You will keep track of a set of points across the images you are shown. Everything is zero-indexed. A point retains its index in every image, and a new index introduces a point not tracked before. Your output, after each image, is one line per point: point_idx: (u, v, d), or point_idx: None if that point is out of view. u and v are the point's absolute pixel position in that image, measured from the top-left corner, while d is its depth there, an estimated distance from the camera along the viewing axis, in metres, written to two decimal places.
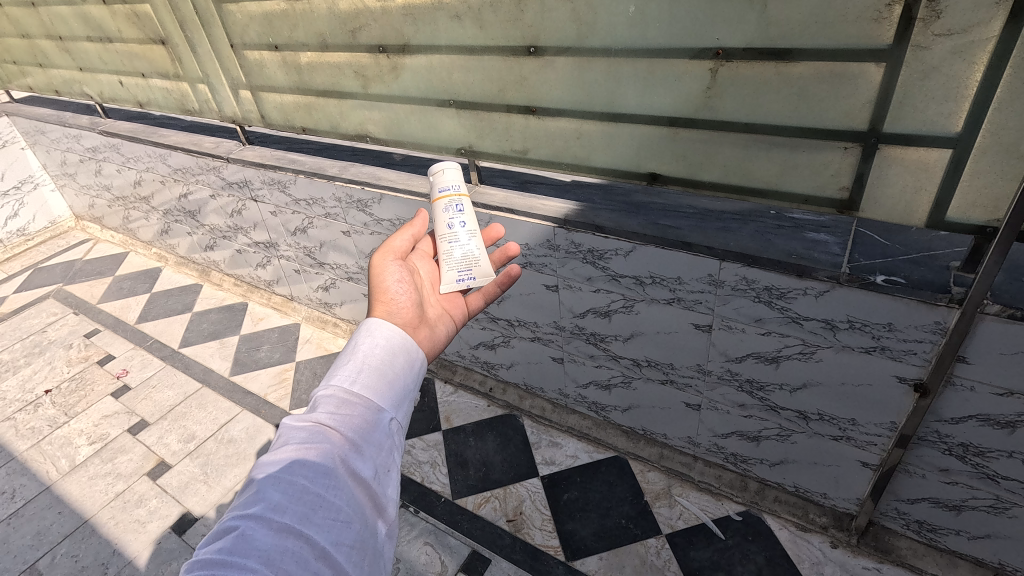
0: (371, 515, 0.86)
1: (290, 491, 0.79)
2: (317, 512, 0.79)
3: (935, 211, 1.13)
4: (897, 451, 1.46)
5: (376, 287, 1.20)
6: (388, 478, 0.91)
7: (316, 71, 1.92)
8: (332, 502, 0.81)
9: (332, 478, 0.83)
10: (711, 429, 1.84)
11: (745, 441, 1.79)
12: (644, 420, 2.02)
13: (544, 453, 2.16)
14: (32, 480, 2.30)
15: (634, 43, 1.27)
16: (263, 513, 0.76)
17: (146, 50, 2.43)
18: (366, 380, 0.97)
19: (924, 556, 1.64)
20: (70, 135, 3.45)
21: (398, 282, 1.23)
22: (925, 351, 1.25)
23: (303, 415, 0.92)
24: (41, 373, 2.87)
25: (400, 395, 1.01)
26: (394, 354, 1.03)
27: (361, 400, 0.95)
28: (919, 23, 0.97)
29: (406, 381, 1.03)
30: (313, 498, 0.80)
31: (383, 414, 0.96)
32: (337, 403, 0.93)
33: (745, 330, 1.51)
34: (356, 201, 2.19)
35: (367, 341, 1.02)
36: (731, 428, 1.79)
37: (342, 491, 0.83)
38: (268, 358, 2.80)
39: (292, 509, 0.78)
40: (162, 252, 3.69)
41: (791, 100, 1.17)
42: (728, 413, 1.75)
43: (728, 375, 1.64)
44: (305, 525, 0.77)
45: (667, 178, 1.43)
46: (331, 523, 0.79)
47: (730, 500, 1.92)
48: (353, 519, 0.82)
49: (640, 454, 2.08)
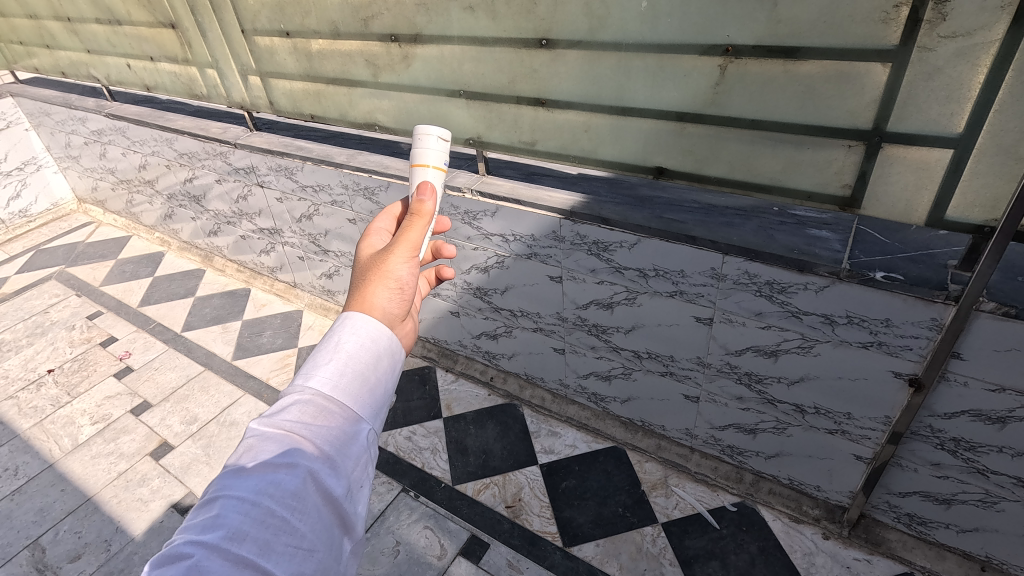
0: (337, 535, 0.82)
1: (253, 515, 0.74)
2: (280, 539, 0.75)
3: (934, 209, 1.16)
4: (1002, 475, 1.36)
5: (374, 266, 1.02)
6: (360, 495, 0.87)
7: (280, 56, 2.06)
8: (298, 528, 0.77)
9: (300, 501, 0.78)
10: (886, 487, 1.61)
11: (931, 503, 1.55)
12: (794, 470, 1.78)
13: (660, 502, 1.94)
14: (35, 457, 2.31)
15: (645, 37, 1.29)
16: (221, 541, 0.72)
17: (156, 33, 2.43)
18: (347, 386, 0.90)
19: (913, 549, 1.67)
20: (75, 117, 3.46)
21: (407, 268, 1.05)
22: (921, 347, 1.27)
23: (274, 420, 0.85)
24: (44, 353, 2.88)
25: (379, 401, 0.94)
26: (379, 357, 0.95)
27: (340, 410, 0.88)
28: (924, 25, 0.99)
29: (388, 385, 0.96)
30: (277, 522, 0.76)
31: (362, 425, 0.90)
32: (314, 410, 0.87)
33: (968, 384, 1.27)
34: (463, 212, 1.94)
35: (349, 337, 0.93)
36: (914, 488, 1.55)
37: (309, 516, 0.78)
38: (271, 344, 2.81)
39: (253, 537, 0.73)
40: (164, 237, 3.70)
41: (797, 98, 1.19)
42: (915, 472, 1.52)
43: (926, 432, 1.41)
44: (266, 556, 0.73)
45: (673, 173, 1.46)
46: (293, 552, 0.75)
47: (809, 524, 1.81)
48: (317, 548, 0.78)
49: (758, 498, 1.89)
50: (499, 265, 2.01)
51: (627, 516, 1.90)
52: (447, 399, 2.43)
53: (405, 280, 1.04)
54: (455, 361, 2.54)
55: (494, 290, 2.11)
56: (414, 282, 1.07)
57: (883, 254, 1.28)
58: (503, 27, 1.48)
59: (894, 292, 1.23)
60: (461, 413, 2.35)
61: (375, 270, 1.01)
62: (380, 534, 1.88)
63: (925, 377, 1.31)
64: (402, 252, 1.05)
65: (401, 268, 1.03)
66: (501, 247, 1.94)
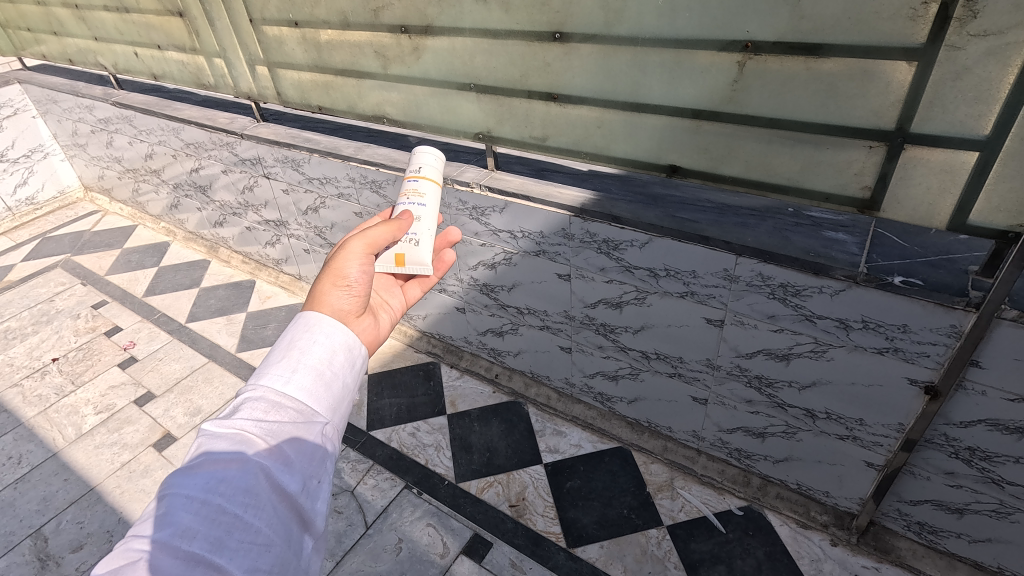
0: (295, 531, 0.81)
1: (203, 513, 0.74)
2: (233, 535, 0.74)
3: (957, 214, 1.11)
4: (1017, 485, 1.33)
5: (327, 269, 1.09)
6: (318, 490, 0.86)
7: (281, 46, 2.06)
8: (252, 524, 0.76)
9: (252, 496, 0.78)
10: (897, 494, 1.58)
11: (942, 512, 1.52)
12: (802, 475, 1.75)
13: (665, 505, 1.90)
14: (39, 446, 2.32)
15: (661, 32, 1.24)
16: (170, 539, 0.71)
17: (164, 22, 2.41)
18: (302, 382, 0.91)
19: (923, 557, 1.64)
20: (81, 105, 3.44)
21: (359, 267, 1.12)
22: (938, 355, 1.24)
23: (228, 420, 0.86)
24: (49, 342, 2.88)
25: (339, 399, 0.95)
26: (335, 354, 0.96)
27: (295, 405, 0.89)
28: (954, 23, 0.95)
29: (346, 381, 0.97)
30: (229, 520, 0.75)
31: (317, 420, 0.90)
32: (268, 406, 0.88)
33: (986, 393, 1.24)
34: (471, 207, 1.91)
35: (305, 338, 0.96)
36: (926, 496, 1.52)
37: (264, 511, 0.78)
38: (275, 335, 2.80)
39: (203, 534, 0.73)
40: (170, 227, 3.69)
41: (818, 96, 1.14)
42: (927, 480, 1.49)
43: (941, 440, 1.38)
44: (219, 551, 0.72)
45: (686, 171, 1.41)
46: (248, 547, 0.74)
47: (817, 530, 1.77)
48: (272, 541, 0.77)
49: (765, 503, 1.86)
50: (506, 263, 1.99)
51: (633, 518, 1.87)
52: (452, 396, 2.39)
53: (355, 279, 1.10)
54: (459, 358, 2.52)
55: (500, 287, 2.09)
56: (366, 280, 1.13)
57: (901, 259, 1.24)
58: (538, 28, 1.42)
59: (913, 296, 1.20)
60: (466, 411, 2.31)
61: (328, 270, 1.08)
62: (382, 531, 1.87)
63: (942, 384, 1.27)
64: (355, 253, 1.13)
65: (352, 267, 1.10)
66: (509, 243, 1.91)
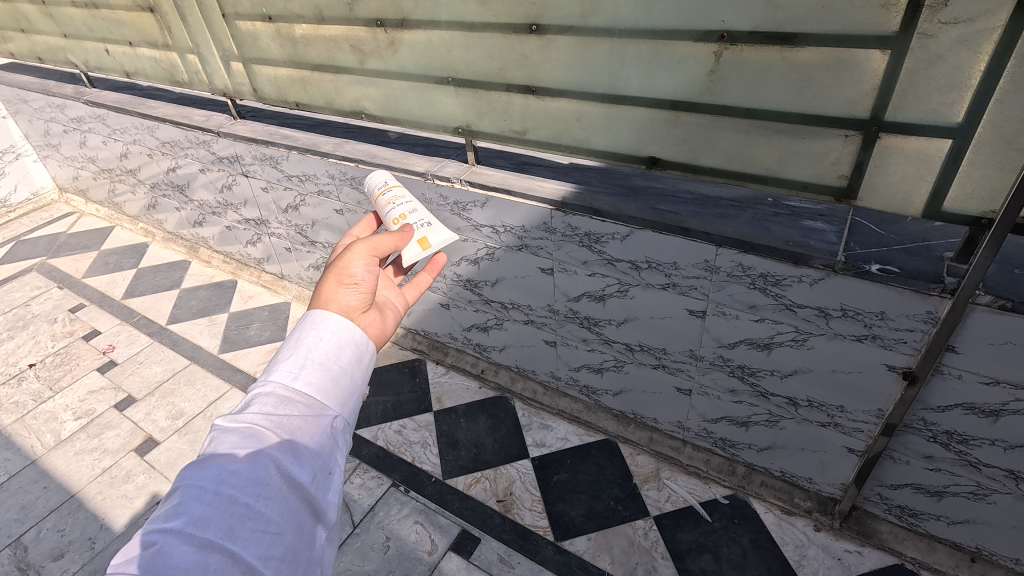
0: (307, 522, 0.82)
1: (216, 503, 0.75)
2: (245, 525, 0.75)
3: (932, 201, 1.12)
4: (994, 467, 1.35)
5: (332, 268, 1.06)
6: (329, 482, 0.86)
7: (255, 41, 2.02)
8: (264, 513, 0.77)
9: (264, 487, 0.78)
10: (878, 478, 1.60)
11: (922, 495, 1.54)
12: (786, 463, 1.77)
13: (653, 495, 1.92)
14: (17, 454, 2.27)
15: (638, 23, 1.23)
16: (185, 527, 0.72)
17: (134, 17, 2.35)
18: (309, 377, 0.91)
19: (904, 540, 1.67)
20: (53, 104, 3.36)
21: (364, 267, 1.09)
22: (915, 341, 1.26)
23: (239, 416, 0.86)
24: (25, 347, 2.82)
25: (347, 392, 0.95)
26: (341, 349, 0.95)
27: (303, 399, 0.89)
28: (925, 11, 0.95)
29: (355, 376, 0.97)
30: (242, 510, 0.76)
31: (326, 414, 0.90)
32: (276, 402, 0.88)
33: (962, 377, 1.26)
34: (452, 202, 1.90)
35: (311, 334, 0.95)
36: (906, 480, 1.54)
37: (275, 501, 0.78)
38: (258, 336, 2.77)
39: (217, 523, 0.73)
40: (149, 228, 3.62)
41: (795, 85, 1.14)
42: (907, 464, 1.51)
43: (919, 424, 1.40)
44: (232, 540, 0.73)
45: (666, 163, 1.41)
46: (261, 536, 0.75)
47: (801, 516, 1.80)
48: (284, 530, 0.77)
49: (750, 491, 1.88)
50: (489, 258, 1.98)
51: (620, 510, 1.88)
52: (438, 392, 2.38)
53: (362, 277, 1.07)
54: (445, 354, 2.50)
55: (485, 282, 2.08)
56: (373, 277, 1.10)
57: (878, 247, 1.25)
58: (516, 21, 1.40)
59: (889, 284, 1.21)
60: (453, 407, 2.31)
61: (333, 269, 1.06)
62: (369, 529, 1.86)
63: (920, 370, 1.29)
64: (359, 253, 1.10)
65: (357, 266, 1.07)
66: (491, 238, 1.90)
